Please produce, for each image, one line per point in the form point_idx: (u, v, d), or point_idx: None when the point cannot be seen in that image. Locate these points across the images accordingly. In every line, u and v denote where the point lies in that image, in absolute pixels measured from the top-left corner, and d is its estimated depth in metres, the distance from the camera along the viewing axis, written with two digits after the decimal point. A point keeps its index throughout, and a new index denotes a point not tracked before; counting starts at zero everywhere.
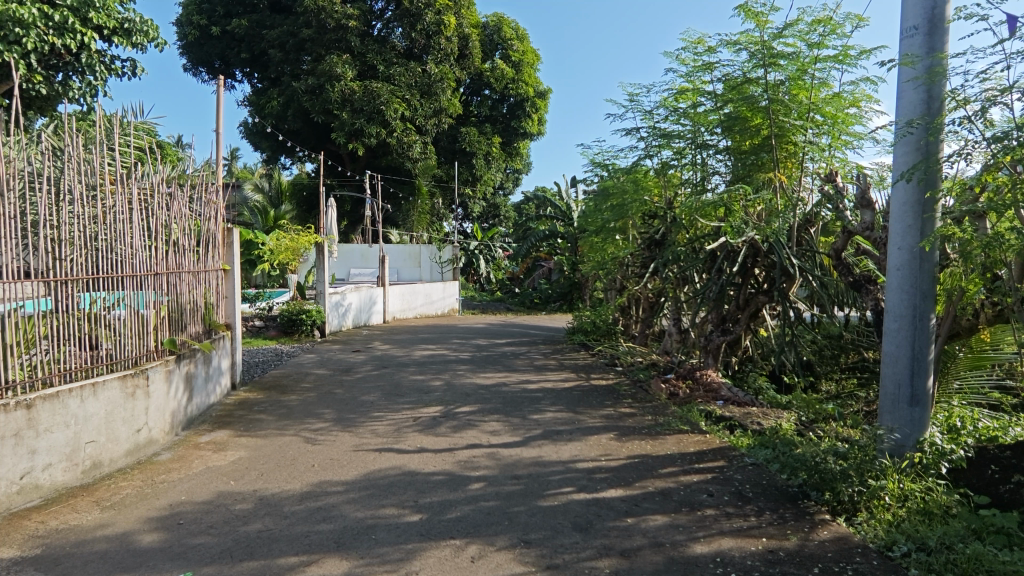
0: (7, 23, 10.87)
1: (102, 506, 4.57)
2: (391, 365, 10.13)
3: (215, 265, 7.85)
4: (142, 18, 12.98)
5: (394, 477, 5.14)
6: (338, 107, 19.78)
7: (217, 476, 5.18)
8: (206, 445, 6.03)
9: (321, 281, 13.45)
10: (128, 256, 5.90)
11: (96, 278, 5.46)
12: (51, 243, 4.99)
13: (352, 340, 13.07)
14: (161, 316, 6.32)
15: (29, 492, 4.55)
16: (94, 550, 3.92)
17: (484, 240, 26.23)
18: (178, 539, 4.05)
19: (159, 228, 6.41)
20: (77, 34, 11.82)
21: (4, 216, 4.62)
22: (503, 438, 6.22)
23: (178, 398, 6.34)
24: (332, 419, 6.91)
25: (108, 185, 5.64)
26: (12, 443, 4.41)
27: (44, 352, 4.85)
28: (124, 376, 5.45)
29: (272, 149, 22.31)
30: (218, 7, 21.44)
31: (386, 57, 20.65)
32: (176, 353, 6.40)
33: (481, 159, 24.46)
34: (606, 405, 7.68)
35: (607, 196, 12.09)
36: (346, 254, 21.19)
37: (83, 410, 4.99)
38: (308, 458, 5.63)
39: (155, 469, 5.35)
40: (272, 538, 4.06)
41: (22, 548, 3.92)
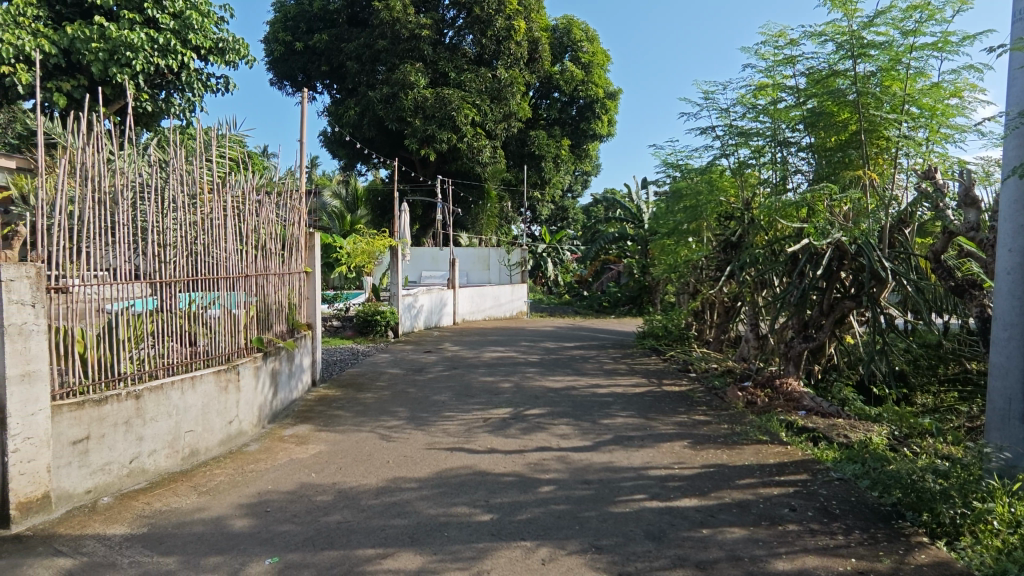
0: (120, 48, 12.06)
1: (199, 491, 4.93)
2: (461, 366, 10.31)
3: (297, 268, 8.27)
4: (234, 37, 13.95)
5: (466, 476, 5.23)
6: (412, 115, 20.34)
7: (300, 468, 5.46)
8: (289, 438, 6.36)
9: (394, 283, 13.89)
10: (222, 259, 6.33)
11: (195, 280, 5.90)
12: (157, 247, 5.45)
13: (424, 341, 13.39)
14: (250, 316, 6.73)
15: (136, 475, 4.97)
16: (192, 531, 4.23)
17: (552, 243, 26.17)
18: (265, 526, 4.30)
19: (250, 232, 6.84)
20: (178, 54, 12.84)
21: (119, 224, 5.09)
22: (572, 442, 6.19)
23: (265, 393, 6.72)
24: (405, 417, 7.11)
25: (207, 194, 6.08)
26: (123, 430, 4.84)
27: (150, 347, 5.30)
28: (218, 371, 5.85)
29: (349, 156, 23.28)
30: (301, 23, 22.62)
31: (457, 64, 21.10)
32: (263, 351, 6.79)
33: (550, 161, 24.45)
34: (680, 411, 7.47)
35: (680, 197, 11.77)
36: (418, 257, 21.80)
37: (183, 402, 5.39)
38: (383, 455, 5.82)
39: (244, 459, 5.70)
40: (351, 530, 4.23)
41: (130, 527, 4.29)
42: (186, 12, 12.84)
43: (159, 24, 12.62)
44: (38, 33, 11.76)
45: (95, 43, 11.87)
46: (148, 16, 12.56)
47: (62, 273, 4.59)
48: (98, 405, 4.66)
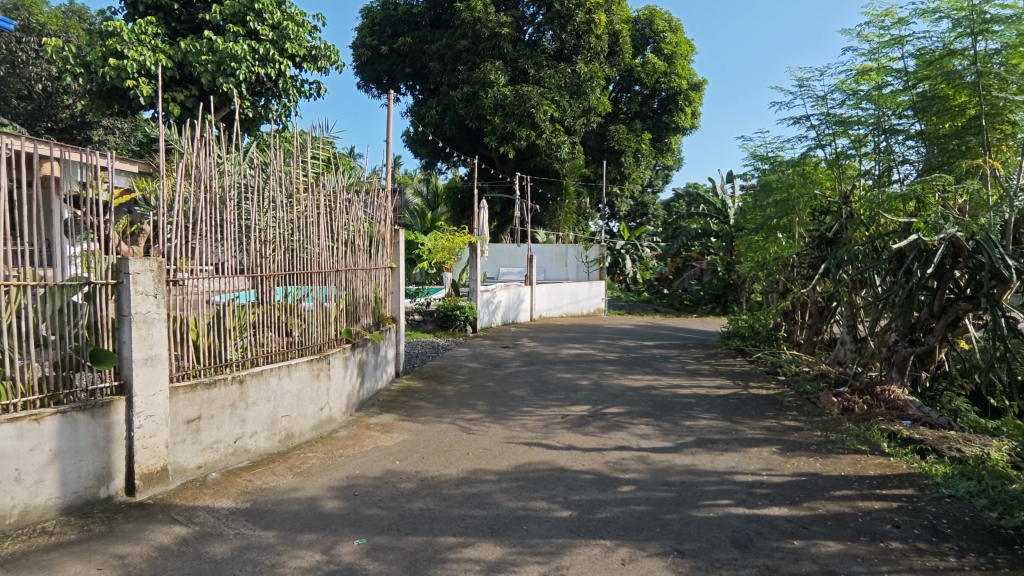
0: (226, 59, 13.03)
1: (294, 472, 5.26)
2: (538, 362, 10.36)
3: (383, 263, 8.61)
4: (325, 44, 14.71)
5: (544, 472, 5.25)
6: (491, 112, 20.57)
7: (386, 455, 5.70)
8: (375, 426, 6.65)
9: (473, 279, 14.15)
10: (316, 255, 6.71)
11: (291, 275, 6.30)
12: (258, 243, 5.85)
13: (502, 336, 13.55)
14: (339, 308, 7.08)
15: (240, 454, 5.37)
16: (289, 509, 4.52)
17: (631, 239, 25.70)
18: (354, 508, 4.53)
19: (341, 229, 7.20)
20: (276, 63, 13.69)
21: (227, 222, 5.51)
22: (652, 443, 6.06)
23: (353, 382, 7.05)
24: (484, 411, 7.24)
25: (302, 194, 6.45)
26: (229, 411, 5.25)
27: (252, 336, 5.73)
28: (311, 360, 6.20)
29: (431, 155, 23.92)
30: (386, 28, 23.34)
31: (536, 61, 21.10)
32: (352, 342, 7.13)
33: (630, 156, 23.98)
34: (767, 416, 7.13)
35: (770, 190, 11.21)
36: (497, 254, 22.11)
37: (281, 388, 5.77)
38: (463, 446, 5.96)
39: (334, 444, 6.01)
40: (433, 517, 4.37)
41: (235, 501, 4.65)
42: (283, 23, 13.71)
43: (260, 36, 13.51)
44: (157, 49, 12.97)
45: (205, 55, 12.88)
46: (250, 29, 13.49)
47: (178, 267, 5.04)
48: (209, 388, 5.08)
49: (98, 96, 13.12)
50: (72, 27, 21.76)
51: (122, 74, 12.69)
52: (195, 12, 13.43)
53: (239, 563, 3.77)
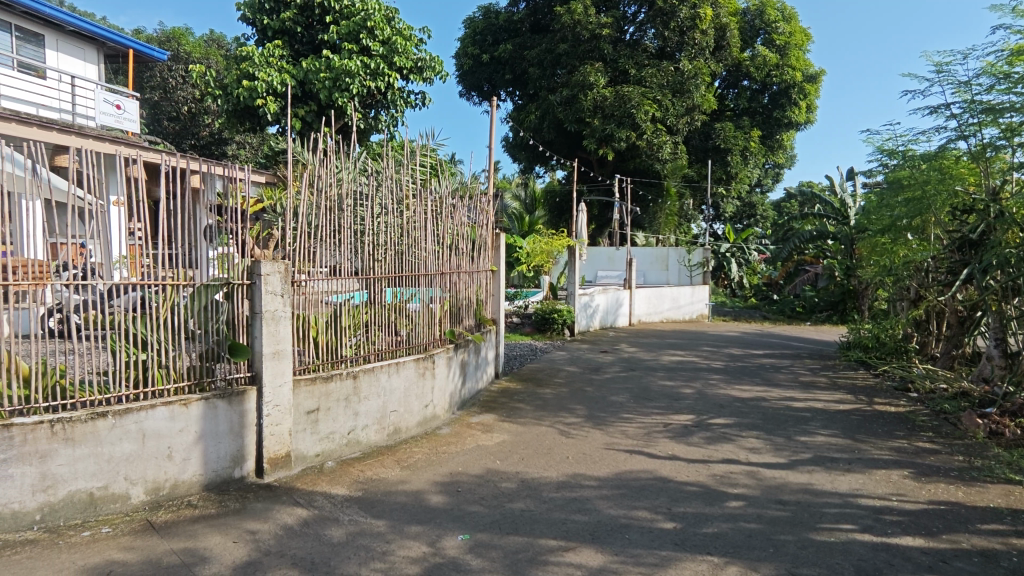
0: (341, 75, 13.98)
1: (402, 465, 5.52)
2: (639, 368, 10.13)
3: (485, 267, 8.80)
4: (431, 55, 15.33)
5: (647, 481, 5.12)
6: (591, 115, 20.41)
7: (487, 454, 5.83)
8: (476, 425, 6.82)
9: (572, 282, 14.13)
10: (422, 258, 6.98)
11: (400, 277, 6.62)
12: (371, 247, 6.21)
13: (600, 341, 13.40)
14: (444, 310, 7.32)
15: (353, 445, 5.72)
16: (397, 500, 4.75)
17: (738, 242, 24.46)
18: (458, 504, 4.67)
19: (447, 233, 7.45)
20: (386, 76, 14.46)
21: (344, 227, 5.89)
22: (763, 457, 5.72)
23: (455, 381, 7.28)
24: (583, 415, 7.19)
25: (411, 200, 6.75)
26: (344, 404, 5.61)
27: (364, 335, 6.09)
28: (418, 358, 6.47)
29: (530, 159, 24.17)
30: (488, 36, 23.82)
31: (637, 60, 20.75)
32: (454, 342, 7.35)
33: (737, 155, 22.85)
34: (896, 436, 6.48)
35: (899, 188, 10.24)
36: (595, 257, 21.93)
37: (390, 384, 6.07)
38: (563, 450, 5.96)
39: (438, 440, 6.23)
40: (534, 519, 4.40)
41: (349, 489, 4.96)
42: (392, 38, 14.47)
43: (371, 51, 14.35)
44: (283, 69, 14.16)
45: (323, 73, 13.91)
46: (363, 45, 14.35)
47: (301, 269, 5.47)
48: (326, 381, 5.46)
49: (234, 115, 14.56)
50: (212, 54, 24.39)
51: (253, 94, 14.00)
52: (316, 34, 14.52)
53: (353, 547, 4.01)
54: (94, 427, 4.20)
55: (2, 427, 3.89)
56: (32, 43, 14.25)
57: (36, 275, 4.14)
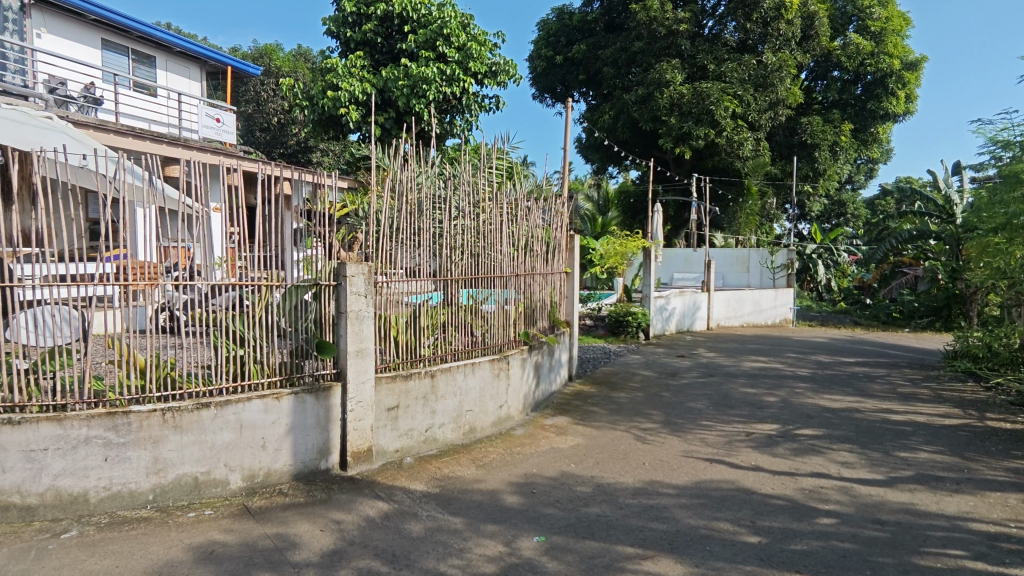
0: (419, 82, 14.43)
1: (477, 464, 5.60)
2: (719, 374, 9.76)
3: (559, 269, 8.78)
4: (505, 59, 15.52)
5: (729, 492, 4.93)
6: (667, 113, 19.86)
7: (562, 457, 5.81)
8: (550, 427, 6.81)
9: (647, 284, 13.84)
10: (498, 260, 7.04)
11: (476, 279, 6.71)
12: (449, 250, 6.36)
13: (676, 345, 13.03)
14: (519, 311, 7.36)
15: (430, 443, 5.87)
16: (473, 498, 4.83)
17: (826, 243, 23.07)
18: (533, 506, 4.68)
19: (523, 235, 7.50)
20: (461, 81, 14.76)
21: (423, 231, 6.06)
22: (858, 472, 5.36)
23: (530, 383, 7.31)
24: (660, 421, 7.02)
25: (488, 202, 6.84)
26: (422, 403, 5.77)
27: (442, 335, 6.24)
28: (493, 359, 6.55)
29: (603, 159, 23.90)
30: (561, 38, 23.77)
31: (717, 55, 20.08)
32: (529, 344, 7.39)
33: (826, 150, 21.58)
34: (1014, 456, 5.87)
35: (1015, 182, 9.30)
36: (670, 258, 21.38)
37: (466, 384, 6.18)
38: (639, 456, 5.84)
39: (512, 441, 6.28)
40: (610, 524, 4.34)
41: (427, 485, 5.09)
42: (467, 44, 14.75)
43: (447, 58, 14.70)
44: (364, 79, 14.77)
45: (401, 81, 14.40)
46: (439, 52, 14.74)
47: (383, 270, 5.68)
48: (406, 380, 5.64)
49: (319, 124, 15.34)
50: (300, 68, 25.85)
51: (337, 104, 14.72)
52: (395, 44, 15.03)
53: (432, 542, 4.11)
54: (198, 417, 4.58)
55: (122, 414, 4.35)
56: (145, 63, 15.65)
57: (150, 275, 4.61)
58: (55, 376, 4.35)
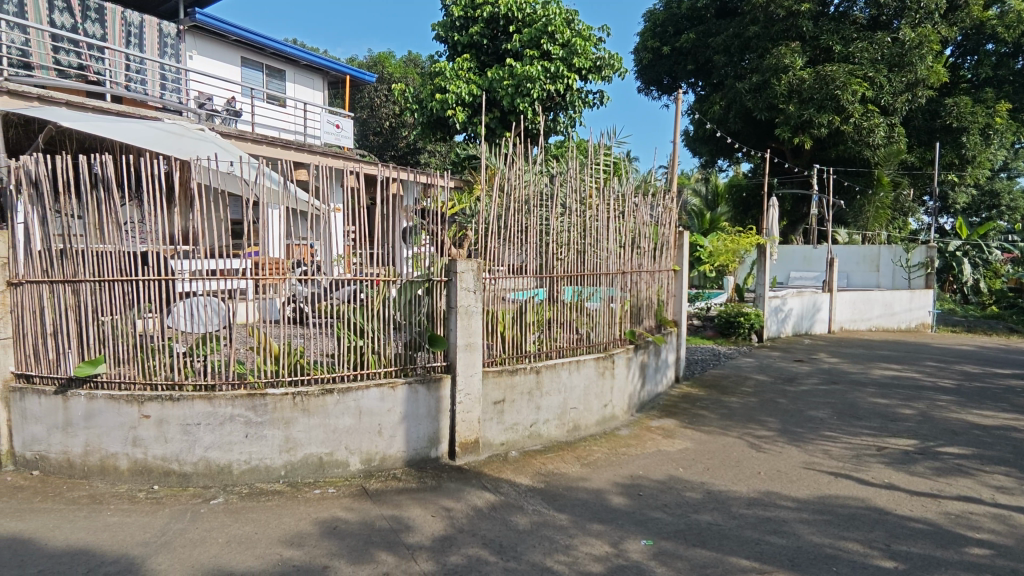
0: (523, 81, 14.57)
1: (582, 462, 5.57)
2: (843, 382, 8.99)
3: (667, 266, 8.52)
4: (610, 53, 15.29)
5: (858, 510, 4.53)
6: (784, 101, 18.52)
7: (669, 460, 5.64)
8: (657, 429, 6.63)
9: (761, 283, 13.04)
10: (606, 257, 6.93)
11: (582, 276, 6.65)
12: (555, 247, 6.37)
13: (793, 349, 12.18)
14: (624, 310, 7.22)
15: (535, 438, 5.93)
16: (579, 496, 4.81)
17: (974, 239, 20.53)
18: (641, 508, 4.58)
19: (630, 231, 7.34)
20: (565, 78, 14.77)
21: (530, 228, 6.11)
22: (1017, 500, 4.71)
23: (635, 383, 7.16)
24: (776, 429, 6.60)
25: (594, 198, 6.77)
26: (527, 398, 5.84)
27: (547, 332, 6.29)
28: (598, 357, 6.47)
29: (713, 152, 22.78)
30: (669, 27, 22.93)
31: (843, 35, 18.50)
32: (635, 343, 7.23)
33: (975, 135, 19.17)
34: None
35: None
36: (787, 257, 20.03)
37: (571, 381, 6.17)
38: (753, 464, 5.53)
39: (617, 441, 6.18)
40: (722, 534, 4.15)
41: (532, 480, 5.15)
42: (572, 40, 14.70)
43: (551, 55, 14.73)
44: (471, 81, 15.20)
45: (506, 80, 14.62)
46: (543, 50, 14.80)
47: (490, 267, 5.81)
48: (511, 374, 5.73)
49: (428, 126, 15.97)
50: (410, 73, 27.11)
51: (444, 105, 15.25)
52: (500, 44, 15.28)
53: (538, 537, 4.15)
54: (323, 402, 4.94)
55: (260, 396, 4.82)
56: (276, 77, 17.16)
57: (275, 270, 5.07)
58: (206, 359, 4.90)
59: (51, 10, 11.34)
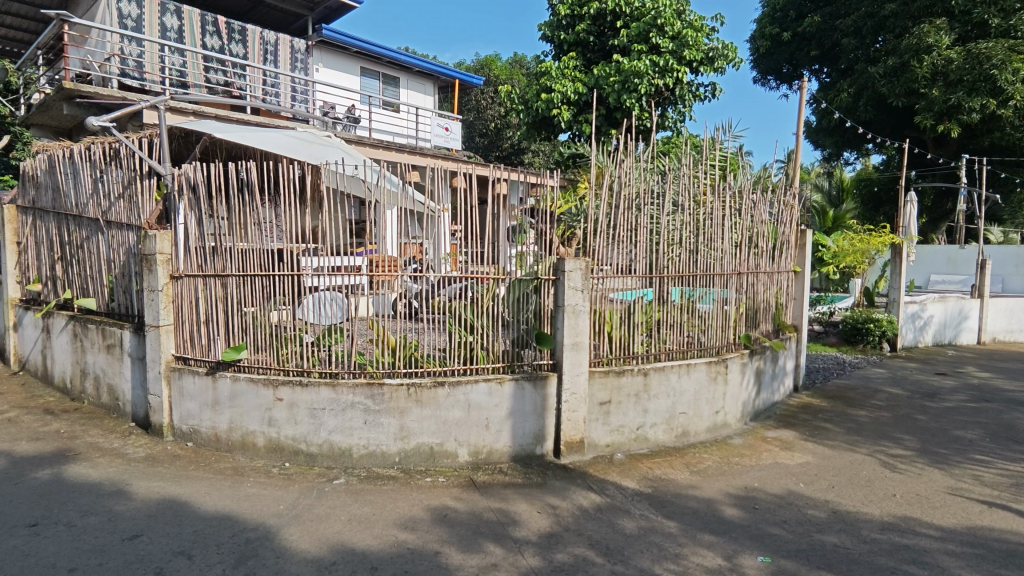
0: (631, 76, 14.25)
1: (692, 470, 5.37)
2: (997, 400, 7.92)
3: (787, 267, 7.98)
4: (724, 43, 14.59)
5: (1017, 546, 3.99)
6: (927, 84, 16.70)
7: (788, 474, 5.28)
8: (773, 440, 6.23)
9: (896, 286, 11.83)
10: (720, 257, 6.62)
11: (693, 277, 6.40)
12: (665, 247, 6.19)
13: (934, 360, 10.93)
14: (739, 312, 6.85)
15: (641, 441, 5.80)
16: (689, 505, 4.64)
17: None
18: (757, 523, 4.33)
19: (747, 230, 6.95)
20: (675, 72, 14.28)
21: (640, 227, 5.96)
22: None
23: (750, 390, 6.78)
24: (914, 449, 5.96)
25: (707, 195, 6.49)
26: (634, 400, 5.73)
27: (656, 334, 6.12)
28: (710, 361, 6.19)
29: (839, 144, 20.98)
30: (790, 11, 21.37)
31: (1002, 6, 16.33)
32: (750, 348, 6.84)
33: None
34: None
35: None
36: (927, 258, 18.04)
37: (680, 385, 5.96)
38: (887, 485, 5.03)
39: (729, 450, 5.89)
40: (851, 559, 3.82)
41: (638, 484, 5.04)
42: (683, 31, 14.19)
43: (661, 49, 14.30)
44: (576, 79, 15.13)
45: (613, 76, 14.38)
46: (652, 44, 14.40)
47: (597, 266, 5.75)
48: (618, 376, 5.65)
49: (533, 126, 16.10)
50: (515, 74, 27.56)
51: (550, 105, 15.28)
52: (607, 40, 15.09)
53: (646, 542, 4.06)
54: (435, 393, 5.16)
55: (378, 385, 5.12)
56: (392, 84, 18.14)
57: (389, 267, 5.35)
58: (332, 349, 5.30)
59: (204, 34, 12.77)
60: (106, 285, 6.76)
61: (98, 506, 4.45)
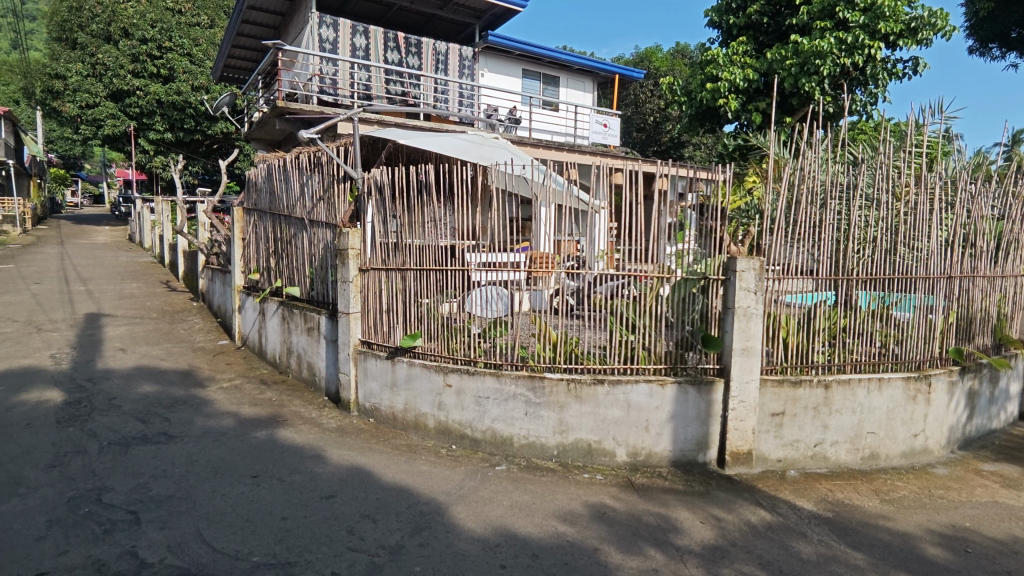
0: (811, 57, 12.89)
1: (882, 498, 4.76)
2: None
3: (1014, 270, 6.71)
4: (931, 11, 12.58)
5: None
6: None
7: (1012, 517, 4.45)
8: (991, 475, 5.29)
9: None
10: (925, 258, 5.76)
11: (888, 281, 5.64)
12: (854, 245, 5.55)
13: None
14: (948, 322, 5.90)
15: (819, 460, 5.28)
16: (879, 536, 4.13)
17: None
18: (969, 569, 3.72)
19: (961, 226, 5.96)
20: (866, 48, 12.63)
21: (825, 223, 5.39)
22: None
23: (960, 414, 5.82)
24: None
25: (910, 187, 5.68)
26: (812, 414, 5.23)
27: (842, 342, 5.51)
28: (909, 377, 5.42)
29: None
30: None
31: None
32: (961, 364, 5.88)
33: None
34: None
35: None
36: None
37: (870, 402, 5.31)
38: None
39: (931, 481, 5.12)
40: None
41: (816, 506, 4.60)
42: (878, 1, 12.47)
43: (849, 24, 12.72)
44: (747, 65, 14.09)
45: (789, 59, 13.16)
46: (839, 19, 12.86)
47: (771, 266, 5.33)
48: (795, 386, 5.20)
49: (696, 118, 15.33)
50: (677, 65, 26.46)
51: (716, 95, 14.37)
52: (784, 20, 13.87)
53: (826, 571, 3.70)
54: (594, 391, 5.18)
55: (539, 378, 5.27)
56: (552, 84, 18.49)
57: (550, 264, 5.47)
58: (496, 341, 5.55)
59: (386, 49, 14.06)
60: (308, 276, 7.78)
61: (302, 466, 5.16)
